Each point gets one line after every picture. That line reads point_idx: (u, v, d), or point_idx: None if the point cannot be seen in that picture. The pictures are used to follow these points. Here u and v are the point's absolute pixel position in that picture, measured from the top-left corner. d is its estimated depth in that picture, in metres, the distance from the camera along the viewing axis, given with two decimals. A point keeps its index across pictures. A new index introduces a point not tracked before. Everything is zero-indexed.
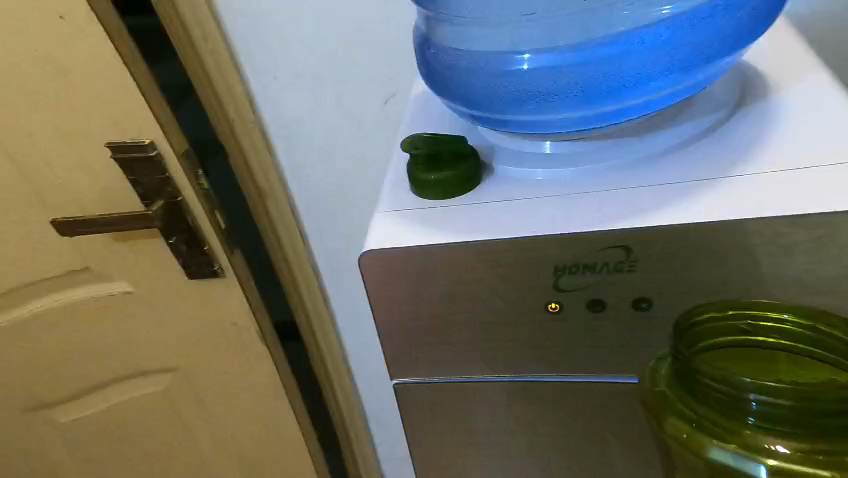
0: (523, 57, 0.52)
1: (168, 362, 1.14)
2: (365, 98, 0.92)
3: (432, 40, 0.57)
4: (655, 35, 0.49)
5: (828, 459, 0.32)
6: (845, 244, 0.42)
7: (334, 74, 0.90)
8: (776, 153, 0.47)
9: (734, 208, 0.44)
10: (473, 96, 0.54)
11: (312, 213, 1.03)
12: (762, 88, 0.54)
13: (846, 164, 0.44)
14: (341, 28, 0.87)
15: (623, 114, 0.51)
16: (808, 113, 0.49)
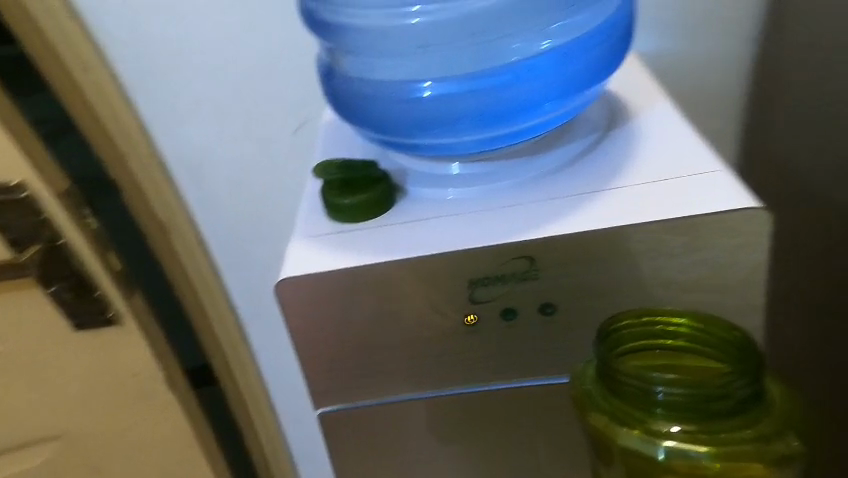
0: (423, 85, 0.55)
1: (58, 424, 1.00)
2: (272, 124, 0.89)
3: (336, 70, 0.59)
4: (539, 65, 0.54)
5: (710, 437, 0.36)
6: (708, 243, 0.48)
7: (236, 103, 0.88)
8: (646, 166, 0.54)
9: (612, 217, 0.49)
10: (381, 122, 0.57)
11: (223, 246, 0.98)
12: (627, 111, 0.62)
13: (704, 174, 0.51)
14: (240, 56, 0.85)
15: (516, 135, 0.56)
16: (668, 131, 0.57)
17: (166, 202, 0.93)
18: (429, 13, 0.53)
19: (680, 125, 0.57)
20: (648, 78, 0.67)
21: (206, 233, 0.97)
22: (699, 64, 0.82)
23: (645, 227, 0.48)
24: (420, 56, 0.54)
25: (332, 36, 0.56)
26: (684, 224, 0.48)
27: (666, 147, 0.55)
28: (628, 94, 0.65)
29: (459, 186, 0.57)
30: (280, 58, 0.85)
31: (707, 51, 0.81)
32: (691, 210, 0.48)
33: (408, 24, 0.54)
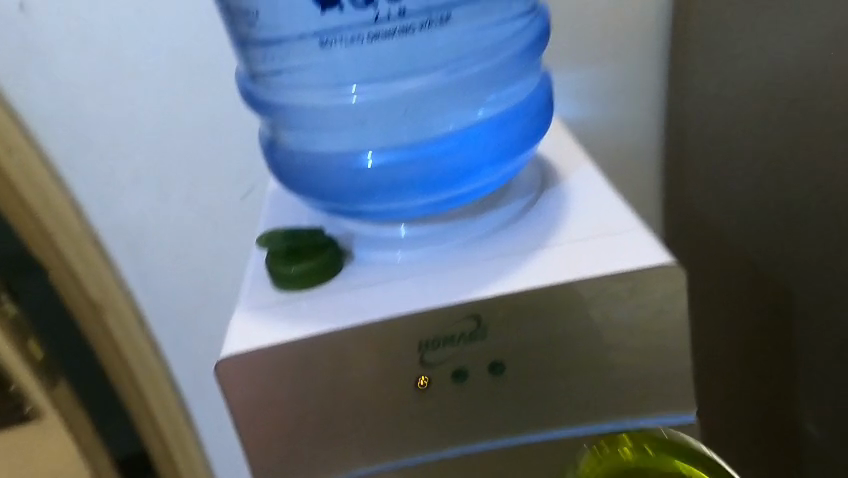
0: (366, 156, 0.57)
1: None
2: (214, 194, 0.87)
3: (278, 143, 0.61)
4: (473, 135, 0.58)
5: None
6: (648, 293, 0.50)
7: (177, 175, 0.86)
8: (578, 224, 0.57)
9: (550, 276, 0.51)
10: (327, 192, 0.59)
11: (165, 318, 0.94)
12: (554, 175, 0.67)
13: (634, 229, 0.54)
14: (180, 128, 0.84)
15: (457, 200, 0.59)
16: (595, 190, 0.62)
17: (101, 282, 0.90)
18: (368, 93, 0.55)
19: (604, 184, 0.62)
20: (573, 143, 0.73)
21: (147, 305, 0.93)
22: (614, 125, 0.91)
23: (578, 281, 0.50)
24: (361, 131, 0.57)
25: (274, 114, 0.59)
26: (613, 280, 0.50)
27: (594, 207, 0.59)
28: (559, 157, 0.70)
29: (406, 248, 0.58)
30: (219, 131, 0.84)
31: (619, 114, 0.90)
32: (619, 266, 0.50)
33: (348, 102, 0.56)
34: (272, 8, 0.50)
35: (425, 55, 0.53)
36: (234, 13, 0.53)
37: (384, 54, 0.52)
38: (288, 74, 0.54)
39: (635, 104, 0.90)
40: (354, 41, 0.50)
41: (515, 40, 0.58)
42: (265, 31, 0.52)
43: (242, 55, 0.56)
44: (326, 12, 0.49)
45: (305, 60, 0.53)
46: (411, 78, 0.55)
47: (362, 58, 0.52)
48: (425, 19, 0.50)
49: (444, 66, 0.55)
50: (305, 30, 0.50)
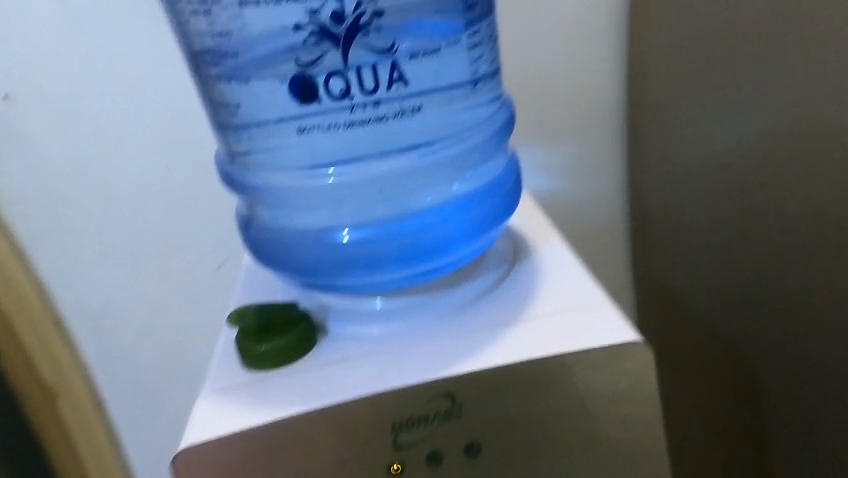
0: (342, 232, 0.59)
1: None
2: (186, 268, 0.88)
3: (255, 220, 0.62)
4: (445, 211, 0.60)
5: None
6: (619, 367, 0.50)
7: (150, 251, 0.87)
8: (551, 297, 0.58)
9: (522, 352, 0.51)
10: (302, 266, 0.60)
11: (138, 388, 0.93)
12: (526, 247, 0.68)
13: (602, 304, 0.55)
14: (154, 206, 0.85)
15: (432, 273, 0.60)
16: (565, 263, 0.63)
17: (61, 366, 0.90)
18: (344, 174, 0.56)
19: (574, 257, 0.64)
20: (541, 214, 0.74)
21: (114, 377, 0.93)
22: (583, 197, 0.93)
23: (549, 358, 0.50)
24: (336, 209, 0.59)
25: (251, 193, 0.61)
26: (581, 357, 0.50)
27: (564, 281, 0.60)
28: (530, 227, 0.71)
29: (381, 322, 0.58)
30: (192, 206, 0.85)
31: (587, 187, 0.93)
32: (588, 342, 0.50)
33: (325, 182, 0.57)
34: (250, 98, 0.52)
35: (399, 141, 0.55)
36: (214, 101, 0.55)
37: (359, 140, 0.54)
38: (265, 156, 0.56)
39: (602, 178, 0.92)
40: (331, 128, 0.52)
41: (485, 125, 0.61)
42: (244, 118, 0.54)
43: (221, 138, 0.58)
44: (304, 102, 0.51)
45: (282, 144, 0.54)
46: (386, 160, 0.57)
47: (338, 144, 0.54)
48: (398, 110, 0.53)
49: (416, 150, 0.57)
50: (283, 117, 0.52)
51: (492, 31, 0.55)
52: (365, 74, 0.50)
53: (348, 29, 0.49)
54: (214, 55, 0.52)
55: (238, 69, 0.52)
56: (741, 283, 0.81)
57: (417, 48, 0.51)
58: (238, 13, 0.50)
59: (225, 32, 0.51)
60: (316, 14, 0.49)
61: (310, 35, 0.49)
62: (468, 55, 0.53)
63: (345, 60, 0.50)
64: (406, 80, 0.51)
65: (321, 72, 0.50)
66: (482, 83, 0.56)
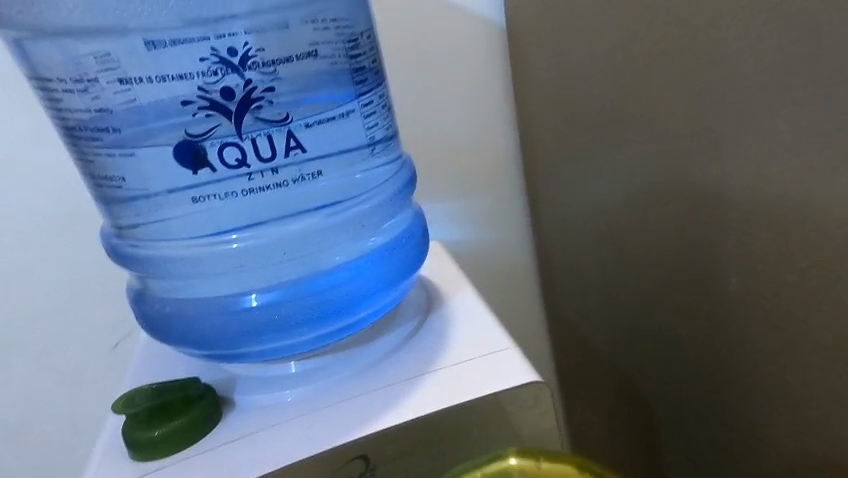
0: (248, 297, 0.57)
1: None
2: (74, 355, 0.82)
3: (152, 293, 0.59)
4: (354, 268, 0.60)
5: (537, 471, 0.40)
6: (525, 410, 0.51)
7: (29, 341, 0.80)
8: (461, 343, 0.58)
9: (429, 405, 0.51)
10: (204, 337, 0.57)
11: None
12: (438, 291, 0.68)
13: (509, 348, 0.55)
14: (29, 294, 0.78)
15: (343, 332, 0.59)
16: (474, 307, 0.63)
17: None
18: (247, 239, 0.56)
19: (483, 302, 0.63)
20: (451, 261, 0.74)
21: None
22: (494, 245, 0.96)
23: (454, 408, 0.50)
24: (240, 275, 0.57)
25: (145, 266, 0.58)
26: (485, 402, 0.51)
27: (473, 327, 0.60)
28: (441, 274, 0.71)
29: (294, 386, 0.56)
30: (77, 288, 0.79)
31: (495, 236, 0.96)
32: (490, 387, 0.51)
33: (226, 248, 0.56)
34: (141, 171, 0.51)
35: (301, 204, 0.56)
36: (96, 176, 0.53)
37: (260, 205, 0.54)
38: (158, 227, 0.54)
39: (508, 228, 0.96)
40: (228, 195, 0.52)
41: (389, 183, 0.63)
42: (134, 190, 0.52)
43: (107, 212, 0.55)
44: (199, 173, 0.51)
45: (178, 214, 0.53)
46: (290, 222, 0.57)
47: (238, 211, 0.54)
48: (298, 175, 0.54)
49: (321, 212, 0.58)
50: (177, 186, 0.52)
51: (384, 101, 0.59)
52: (260, 143, 0.52)
53: (239, 102, 0.51)
54: (93, 131, 0.51)
55: (123, 144, 0.51)
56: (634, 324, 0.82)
57: (313, 117, 0.54)
58: (123, 90, 0.50)
59: (105, 109, 0.50)
60: (206, 89, 0.50)
61: (200, 108, 0.50)
62: (363, 121, 0.56)
63: (240, 132, 0.51)
64: (304, 146, 0.53)
65: (214, 143, 0.51)
66: (379, 147, 0.59)
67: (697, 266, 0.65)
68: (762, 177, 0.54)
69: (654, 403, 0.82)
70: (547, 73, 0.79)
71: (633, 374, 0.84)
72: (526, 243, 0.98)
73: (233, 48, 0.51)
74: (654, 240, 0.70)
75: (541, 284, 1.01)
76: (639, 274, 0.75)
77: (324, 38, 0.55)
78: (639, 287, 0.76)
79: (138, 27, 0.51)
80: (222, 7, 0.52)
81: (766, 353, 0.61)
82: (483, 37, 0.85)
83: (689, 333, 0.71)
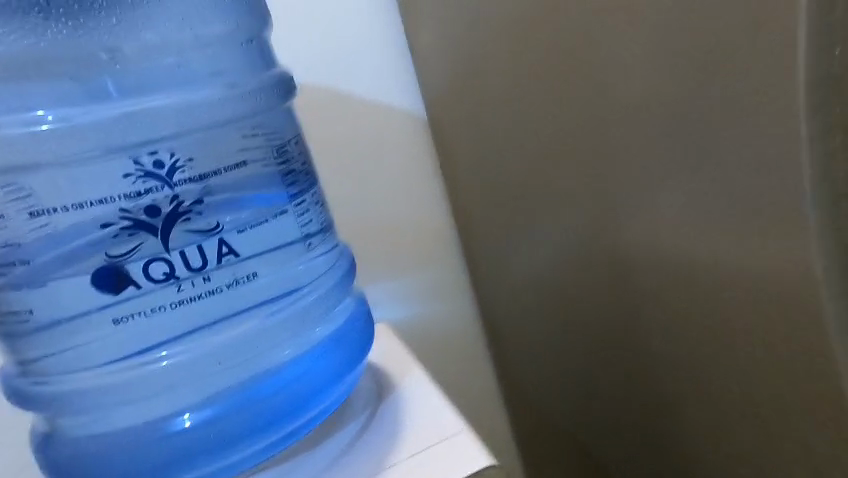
0: (181, 418, 0.53)
1: None
2: None
3: (64, 433, 0.53)
4: (298, 367, 0.58)
5: None
6: None
7: None
8: (415, 431, 0.56)
9: None
10: (127, 474, 0.51)
11: None
12: (383, 375, 0.66)
13: (459, 434, 0.54)
14: None
15: (289, 440, 0.56)
16: (422, 390, 0.61)
17: None
18: (178, 354, 0.53)
19: (434, 382, 0.62)
20: (397, 341, 0.73)
21: None
22: (440, 320, 0.98)
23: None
24: (169, 394, 0.53)
25: (57, 403, 0.53)
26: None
27: (426, 411, 0.58)
28: (390, 357, 0.69)
29: None
30: None
31: (440, 311, 0.97)
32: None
33: (153, 367, 0.52)
34: (55, 300, 0.48)
35: (235, 309, 0.54)
36: (1, 313, 0.49)
37: (191, 316, 0.52)
38: (72, 356, 0.50)
39: (453, 301, 0.98)
40: (156, 311, 0.50)
41: (328, 274, 0.62)
42: (44, 322, 0.49)
43: (10, 349, 0.51)
44: (121, 292, 0.49)
45: (96, 339, 0.49)
46: (224, 329, 0.54)
47: (166, 327, 0.51)
48: (231, 279, 0.53)
49: (258, 313, 0.56)
50: (95, 309, 0.49)
51: (317, 197, 0.60)
52: (190, 254, 0.51)
53: (166, 216, 0.50)
54: (1, 267, 0.48)
55: (34, 274, 0.48)
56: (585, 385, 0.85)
57: (246, 222, 0.54)
58: (36, 220, 0.48)
59: (13, 243, 0.47)
60: (128, 210, 0.49)
61: (124, 228, 0.49)
62: (296, 219, 0.57)
63: (166, 245, 0.50)
64: (237, 251, 0.53)
65: (138, 261, 0.49)
66: (315, 240, 0.59)
67: None
68: (663, 240, 0.61)
69: (612, 450, 0.88)
70: (470, 157, 0.86)
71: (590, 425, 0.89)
72: (472, 314, 0.99)
73: (159, 159, 0.50)
74: (590, 299, 0.77)
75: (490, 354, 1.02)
76: (578, 330, 0.82)
77: (251, 143, 0.56)
78: (582, 342, 0.82)
79: (57, 160, 0.50)
80: (151, 132, 0.53)
81: (691, 397, 0.68)
82: (408, 130, 0.91)
83: (629, 383, 0.77)
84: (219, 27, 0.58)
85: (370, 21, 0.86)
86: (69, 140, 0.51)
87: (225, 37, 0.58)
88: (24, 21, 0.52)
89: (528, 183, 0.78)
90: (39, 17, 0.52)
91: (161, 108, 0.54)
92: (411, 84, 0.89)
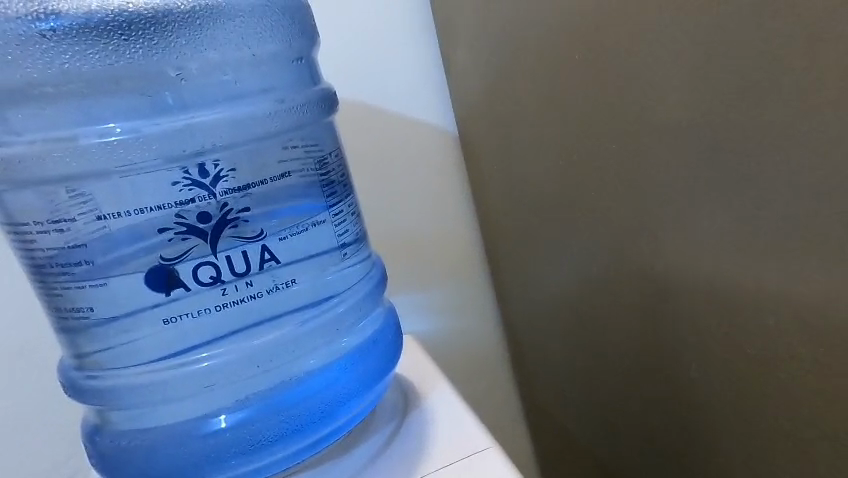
0: (217, 417, 0.55)
1: None
2: None
3: (109, 425, 0.56)
4: (329, 374, 0.59)
5: None
6: None
7: None
8: (440, 445, 0.56)
9: None
10: (166, 469, 0.53)
11: None
12: (409, 387, 0.67)
13: (483, 449, 0.54)
14: None
15: (318, 444, 0.57)
16: (448, 404, 0.62)
17: None
18: (217, 356, 0.55)
19: (460, 397, 0.62)
20: (423, 354, 0.74)
21: None
22: (463, 334, 0.98)
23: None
24: (208, 394, 0.55)
25: (106, 397, 0.55)
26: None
27: (452, 425, 0.58)
28: (417, 369, 0.70)
29: None
30: (29, 416, 0.78)
31: (464, 325, 0.97)
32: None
33: (194, 367, 0.54)
34: (110, 299, 0.51)
35: (273, 313, 0.56)
36: (63, 308, 0.52)
37: (232, 318, 0.54)
38: (122, 353, 0.52)
39: (477, 316, 0.98)
40: (201, 312, 0.52)
41: (361, 284, 0.64)
42: (101, 318, 0.51)
43: (68, 343, 0.54)
44: (172, 292, 0.51)
45: (145, 335, 0.52)
46: (261, 333, 0.56)
47: (208, 328, 0.53)
48: (271, 285, 0.55)
49: (294, 319, 0.58)
50: (147, 307, 0.51)
51: (353, 208, 0.62)
52: (235, 259, 0.53)
53: (215, 222, 0.53)
54: (65, 265, 0.51)
55: (92, 274, 0.51)
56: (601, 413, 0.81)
57: (286, 230, 0.55)
58: (97, 223, 0.51)
59: (79, 243, 0.50)
60: (182, 215, 0.52)
61: (177, 233, 0.52)
62: (334, 228, 0.59)
63: (214, 250, 0.52)
64: (278, 258, 0.55)
65: (188, 263, 0.52)
66: (350, 249, 0.61)
67: (653, 345, 0.68)
68: (692, 266, 0.58)
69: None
70: (498, 176, 0.87)
71: (611, 458, 0.83)
72: (495, 329, 0.99)
73: (205, 169, 0.53)
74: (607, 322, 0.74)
75: (513, 369, 1.02)
76: (604, 354, 0.77)
77: (294, 156, 0.58)
78: (598, 366, 0.79)
79: (120, 168, 0.53)
80: (205, 142, 0.56)
81: (732, 436, 0.61)
82: (440, 146, 0.92)
83: (660, 417, 0.71)
84: (271, 46, 0.61)
85: (412, 42, 0.89)
86: (131, 151, 0.54)
87: (276, 55, 0.61)
88: (107, 43, 0.55)
89: (553, 202, 0.77)
90: (120, 39, 0.55)
91: (209, 122, 0.57)
92: (445, 103, 0.92)
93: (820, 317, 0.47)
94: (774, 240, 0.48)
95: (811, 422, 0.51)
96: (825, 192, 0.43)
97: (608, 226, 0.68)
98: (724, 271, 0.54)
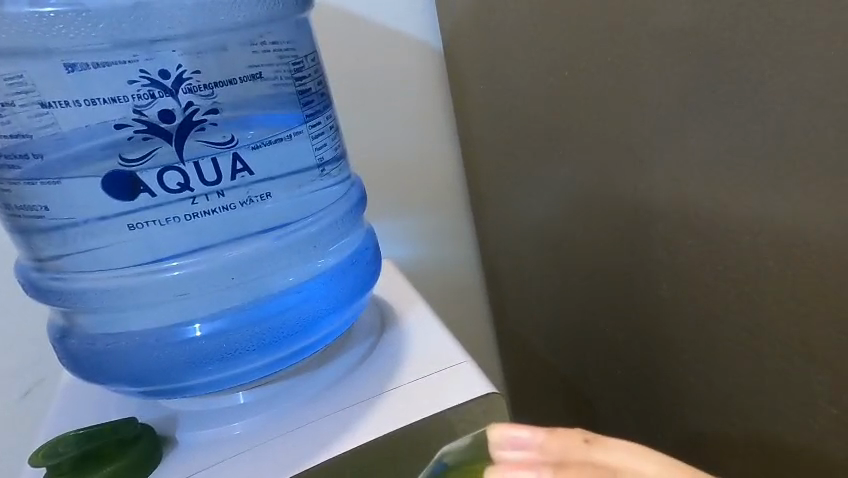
0: (193, 327, 0.54)
1: None
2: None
3: (76, 329, 0.55)
4: (308, 289, 0.58)
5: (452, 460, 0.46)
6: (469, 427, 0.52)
7: None
8: (416, 361, 0.57)
9: (378, 427, 0.51)
10: (140, 372, 0.53)
11: None
12: (386, 306, 0.68)
13: (455, 364, 0.56)
14: None
15: (296, 357, 0.57)
16: (423, 323, 0.63)
17: None
18: (190, 265, 0.53)
19: (437, 317, 0.63)
20: (400, 276, 0.74)
21: None
22: (440, 258, 0.98)
23: (404, 429, 0.51)
24: (182, 302, 0.54)
25: (72, 301, 0.54)
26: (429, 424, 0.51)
27: (428, 343, 0.60)
28: (395, 291, 0.70)
29: (245, 417, 0.55)
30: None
31: (440, 250, 0.98)
32: (445, 404, 0.52)
33: (167, 276, 0.53)
34: (67, 199, 0.49)
35: (248, 227, 0.54)
36: (13, 206, 0.50)
37: (205, 229, 0.52)
38: (89, 257, 0.51)
39: (453, 242, 0.98)
40: (170, 220, 0.50)
41: (341, 202, 0.62)
42: (59, 220, 0.49)
43: (25, 244, 0.52)
44: (136, 198, 0.49)
45: (112, 242, 0.50)
46: (236, 246, 0.55)
47: (180, 237, 0.51)
48: (246, 197, 0.52)
49: (270, 234, 0.56)
50: (112, 214, 0.49)
51: (332, 121, 0.58)
52: (205, 166, 0.50)
53: (180, 124, 0.49)
54: (10, 158, 0.48)
55: (44, 171, 0.48)
56: (569, 335, 0.85)
57: (259, 139, 0.53)
58: (42, 114, 0.48)
59: (24, 135, 0.48)
60: (142, 112, 0.48)
61: (138, 132, 0.48)
62: (312, 141, 0.55)
63: (180, 155, 0.49)
64: (252, 169, 0.52)
65: (153, 167, 0.49)
66: (330, 167, 0.58)
67: (624, 271, 0.69)
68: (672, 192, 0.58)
69: (596, 408, 0.85)
70: (484, 95, 0.83)
71: (578, 379, 0.87)
72: (472, 255, 1.01)
73: (165, 69, 0.49)
74: (580, 248, 0.75)
75: (486, 293, 1.05)
76: (578, 278, 0.78)
77: (266, 60, 0.53)
78: (570, 291, 0.81)
79: (61, 49, 0.48)
80: (163, 29, 0.51)
81: (695, 355, 0.64)
82: (423, 63, 0.87)
83: (627, 339, 0.74)
84: None
85: None
86: (71, 31, 0.49)
87: None
88: None
89: (538, 122, 0.74)
90: None
91: (169, 10, 0.51)
92: (430, 15, 0.86)
93: (799, 235, 0.48)
94: (767, 157, 0.47)
95: (769, 339, 0.54)
96: (832, 102, 0.42)
97: (593, 148, 0.66)
98: (706, 194, 0.54)
